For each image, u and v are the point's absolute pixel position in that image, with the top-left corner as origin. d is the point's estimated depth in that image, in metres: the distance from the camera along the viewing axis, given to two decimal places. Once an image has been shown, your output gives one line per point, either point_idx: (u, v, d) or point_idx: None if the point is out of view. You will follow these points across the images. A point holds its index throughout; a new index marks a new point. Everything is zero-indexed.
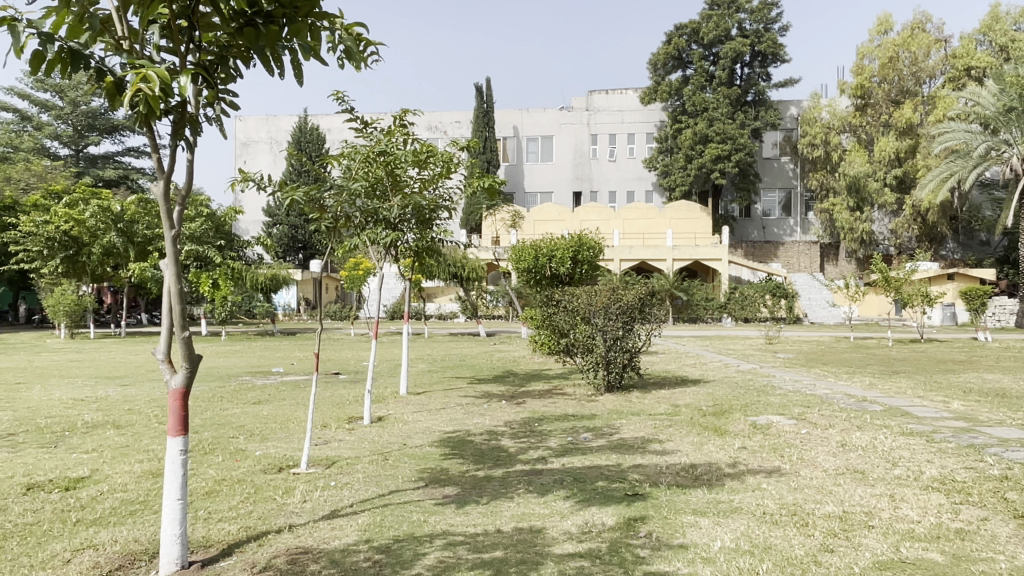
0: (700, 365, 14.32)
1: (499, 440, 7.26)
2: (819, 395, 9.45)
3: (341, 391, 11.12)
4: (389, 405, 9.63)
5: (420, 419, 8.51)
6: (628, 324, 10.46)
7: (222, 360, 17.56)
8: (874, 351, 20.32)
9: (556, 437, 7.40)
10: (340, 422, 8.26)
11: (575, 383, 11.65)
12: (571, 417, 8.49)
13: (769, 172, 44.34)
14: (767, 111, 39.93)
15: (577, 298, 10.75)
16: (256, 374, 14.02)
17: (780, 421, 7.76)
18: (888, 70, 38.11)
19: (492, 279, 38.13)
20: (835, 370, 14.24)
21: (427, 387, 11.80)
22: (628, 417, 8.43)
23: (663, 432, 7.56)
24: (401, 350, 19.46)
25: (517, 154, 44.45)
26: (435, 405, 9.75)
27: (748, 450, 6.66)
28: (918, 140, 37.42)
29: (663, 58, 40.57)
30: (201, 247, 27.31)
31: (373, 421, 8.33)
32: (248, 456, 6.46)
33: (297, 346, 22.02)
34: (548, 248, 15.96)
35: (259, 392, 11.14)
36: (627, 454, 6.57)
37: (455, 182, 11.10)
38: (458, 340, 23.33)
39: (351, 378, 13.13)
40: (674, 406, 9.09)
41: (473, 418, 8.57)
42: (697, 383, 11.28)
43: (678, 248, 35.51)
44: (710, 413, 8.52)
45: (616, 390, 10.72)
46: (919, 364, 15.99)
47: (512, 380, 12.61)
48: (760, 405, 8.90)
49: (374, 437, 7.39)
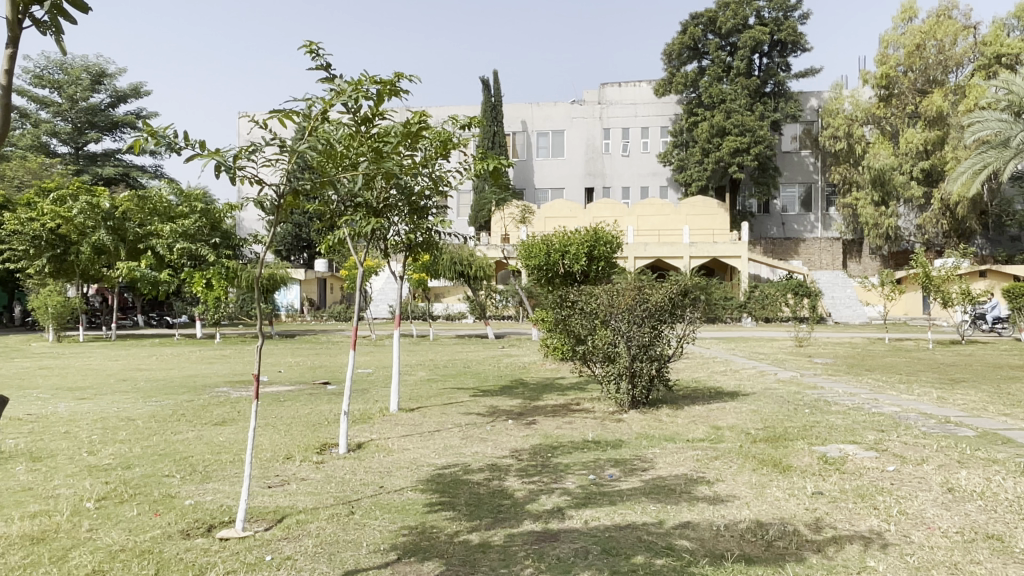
0: (732, 373, 12.76)
1: (501, 480, 5.71)
2: (889, 416, 7.83)
3: (322, 408, 9.58)
4: (372, 427, 8.08)
5: (408, 447, 6.96)
6: (656, 328, 8.94)
7: (207, 366, 16.14)
8: (916, 355, 18.59)
9: (574, 475, 5.86)
10: (309, 451, 6.75)
11: (594, 396, 10.05)
12: (592, 444, 6.93)
13: (789, 166, 42.42)
14: (787, 102, 38.21)
15: (595, 298, 9.19)
16: (235, 385, 12.51)
17: (856, 453, 6.17)
18: (914, 59, 36.50)
19: (500, 278, 36.81)
20: (887, 378, 12.63)
21: (423, 401, 10.26)
22: (662, 446, 6.85)
23: (709, 468, 5.99)
24: (400, 355, 17.93)
25: (527, 149, 42.92)
26: (429, 425, 8.19)
27: (826, 498, 5.11)
28: (947, 131, 35.55)
29: (678, 48, 38.83)
30: (195, 245, 26.23)
31: (350, 450, 6.82)
32: (173, 508, 4.96)
33: (292, 350, 20.59)
34: (560, 244, 14.44)
35: (228, 408, 9.64)
36: (670, 503, 5.01)
37: (454, 164, 9.43)
38: (465, 344, 21.84)
39: (339, 390, 11.62)
40: (715, 429, 7.53)
41: (472, 445, 7.02)
42: (735, 398, 9.70)
43: (696, 245, 33.91)
44: (763, 440, 6.93)
45: (642, 407, 9.16)
46: (976, 370, 14.26)
47: (521, 392, 11.04)
48: (822, 429, 7.30)
49: (347, 476, 5.84)
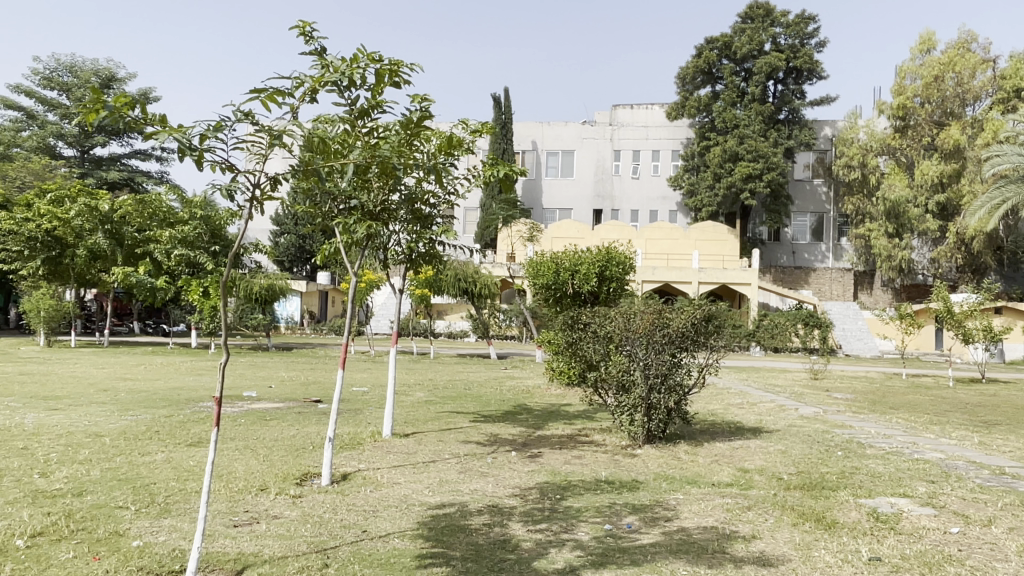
0: (749, 407, 11.96)
1: (504, 526, 4.95)
2: (936, 464, 7.01)
3: (309, 430, 8.83)
4: (360, 454, 7.31)
5: (398, 481, 6.17)
6: (676, 355, 8.20)
7: (195, 377, 15.39)
8: (937, 393, 17.73)
9: (587, 523, 5.09)
10: (286, 482, 5.99)
11: (604, 428, 9.25)
12: (606, 485, 6.17)
13: (801, 194, 41.66)
14: (802, 130, 37.57)
15: (609, 319, 8.44)
16: (221, 400, 11.78)
17: (910, 509, 5.37)
18: (932, 90, 35.87)
19: (504, 298, 36.14)
20: (915, 417, 11.86)
21: (420, 425, 9.52)
22: (685, 490, 6.07)
23: (742, 520, 5.23)
24: (397, 374, 17.13)
25: (536, 168, 42.25)
26: (424, 455, 7.41)
27: (886, 566, 4.34)
28: (964, 164, 34.87)
29: (692, 72, 38.33)
30: (193, 252, 25.52)
31: (333, 482, 6.07)
32: (116, 550, 4.20)
33: (287, 364, 19.81)
34: (570, 263, 13.73)
35: (207, 427, 8.89)
36: (704, 567, 4.23)
37: (462, 170, 8.71)
38: (467, 364, 21.07)
39: (330, 410, 10.85)
40: (742, 472, 6.74)
41: (470, 481, 6.26)
42: (757, 436, 8.91)
43: (706, 271, 33.19)
44: (798, 488, 6.16)
45: (658, 441, 8.38)
46: (1007, 412, 13.42)
47: (525, 419, 10.25)
48: (865, 477, 6.50)
49: (325, 516, 5.08)
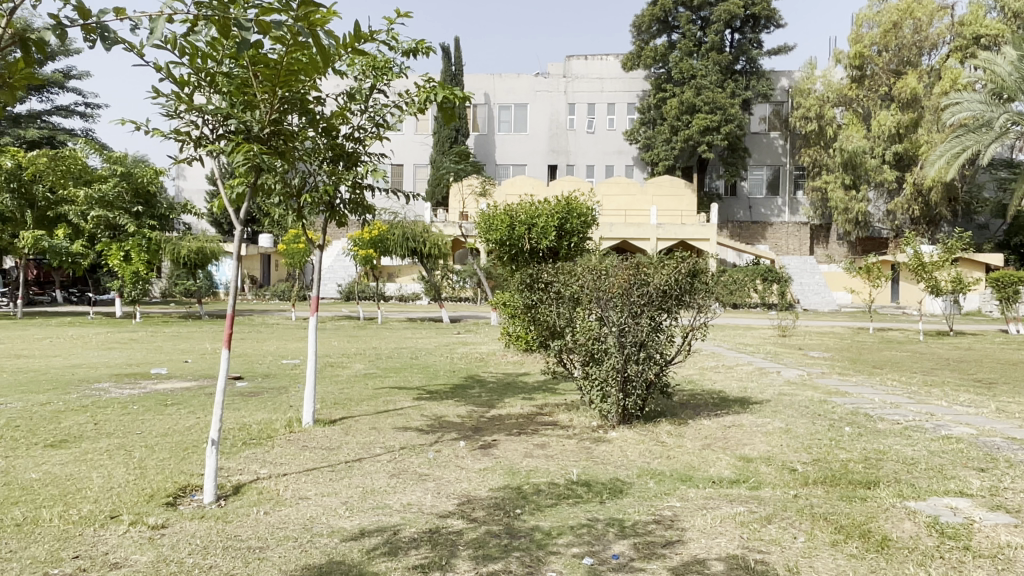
0: (727, 371, 10.77)
1: (441, 570, 3.50)
2: (974, 445, 5.78)
3: (213, 419, 7.25)
4: (267, 453, 5.78)
5: (307, 496, 4.67)
6: (655, 317, 6.79)
7: (102, 353, 13.46)
8: (912, 348, 16.93)
9: (559, 558, 3.66)
10: (153, 504, 4.46)
11: (569, 406, 7.83)
12: (583, 488, 4.81)
13: (758, 147, 40.60)
14: (759, 80, 36.34)
15: (576, 276, 6.97)
16: (122, 380, 10.07)
17: (983, 518, 4.09)
18: (890, 37, 34.78)
19: (456, 258, 34.60)
20: (905, 378, 10.81)
21: (352, 407, 8.04)
22: (681, 494, 4.70)
23: (764, 544, 3.87)
24: (337, 343, 15.53)
25: (487, 122, 40.31)
26: (349, 451, 5.91)
27: None
28: (922, 114, 34.03)
29: (648, 20, 36.52)
30: (114, 213, 23.02)
31: (216, 501, 4.55)
32: None
33: (216, 334, 18.00)
34: (526, 215, 12.21)
35: (85, 418, 7.23)
36: None
37: (393, 98, 7.09)
38: (416, 328, 19.65)
39: (249, 391, 9.27)
40: (744, 462, 5.43)
41: (404, 491, 4.78)
42: (745, 408, 7.67)
43: (664, 226, 32.02)
44: (820, 484, 4.88)
45: (635, 421, 7.04)
46: (993, 369, 12.55)
47: (476, 394, 8.85)
48: (902, 466, 5.23)
49: (188, 563, 3.56)
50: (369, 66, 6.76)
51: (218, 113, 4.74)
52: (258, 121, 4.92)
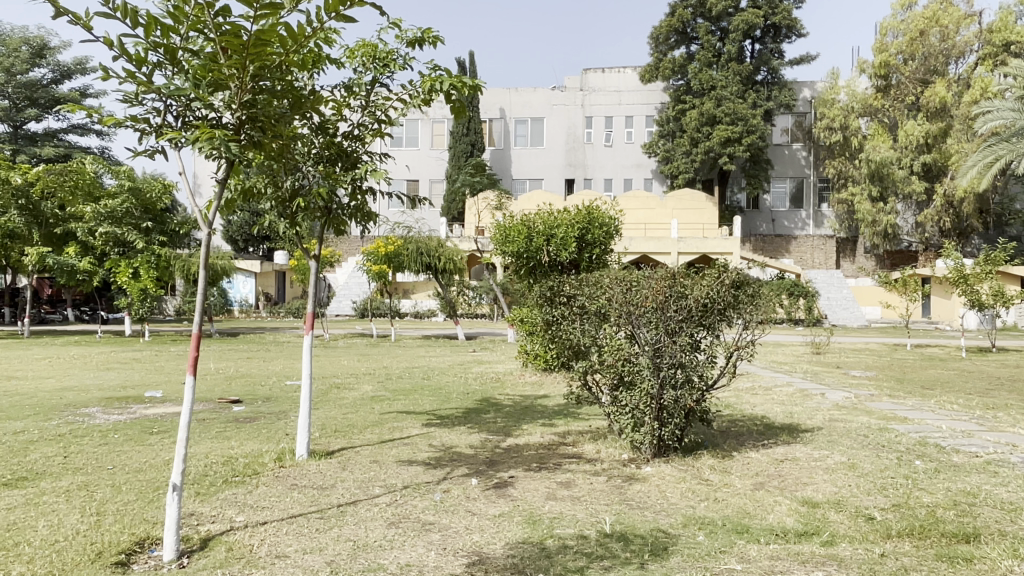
0: (766, 393, 9.86)
1: None
2: None
3: (195, 450, 6.47)
4: (249, 494, 4.99)
5: (286, 554, 3.87)
6: (694, 333, 5.97)
7: (98, 375, 12.77)
8: (956, 366, 15.86)
9: None
10: (98, 564, 3.67)
11: (596, 435, 6.97)
12: (621, 542, 3.98)
13: (780, 160, 39.61)
14: (781, 91, 35.37)
15: (601, 288, 6.17)
16: (113, 405, 9.37)
17: None
18: (916, 46, 33.75)
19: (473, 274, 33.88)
20: (960, 400, 9.85)
21: (353, 435, 7.25)
22: (740, 550, 3.86)
23: None
24: (345, 363, 14.76)
25: (504, 137, 39.71)
26: (345, 490, 5.12)
27: None
28: (950, 123, 32.94)
29: (665, 31, 35.83)
30: (122, 230, 22.38)
31: (174, 560, 3.77)
32: None
33: (221, 353, 17.29)
34: (544, 226, 11.43)
35: (56, 449, 6.47)
36: None
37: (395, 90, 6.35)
38: (430, 347, 18.87)
39: (244, 416, 8.49)
40: (809, 508, 4.57)
41: (404, 546, 3.97)
42: (795, 437, 6.79)
43: (685, 240, 31.11)
44: (908, 538, 4.02)
45: (671, 453, 6.19)
46: None
47: (490, 420, 8.03)
48: (1005, 514, 4.34)
49: None
50: (369, 57, 6.07)
51: (178, 95, 4.01)
52: (229, 104, 4.20)
